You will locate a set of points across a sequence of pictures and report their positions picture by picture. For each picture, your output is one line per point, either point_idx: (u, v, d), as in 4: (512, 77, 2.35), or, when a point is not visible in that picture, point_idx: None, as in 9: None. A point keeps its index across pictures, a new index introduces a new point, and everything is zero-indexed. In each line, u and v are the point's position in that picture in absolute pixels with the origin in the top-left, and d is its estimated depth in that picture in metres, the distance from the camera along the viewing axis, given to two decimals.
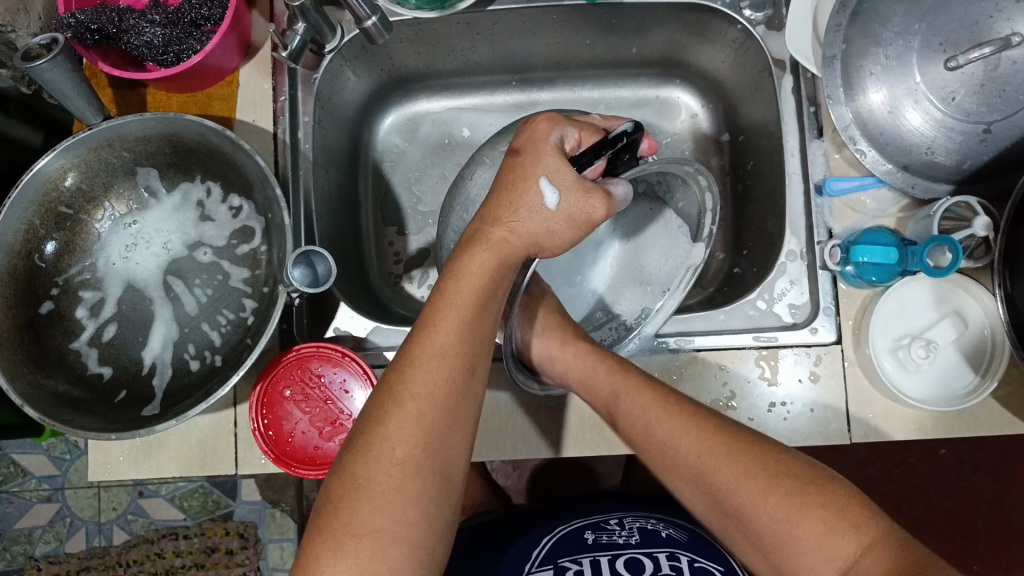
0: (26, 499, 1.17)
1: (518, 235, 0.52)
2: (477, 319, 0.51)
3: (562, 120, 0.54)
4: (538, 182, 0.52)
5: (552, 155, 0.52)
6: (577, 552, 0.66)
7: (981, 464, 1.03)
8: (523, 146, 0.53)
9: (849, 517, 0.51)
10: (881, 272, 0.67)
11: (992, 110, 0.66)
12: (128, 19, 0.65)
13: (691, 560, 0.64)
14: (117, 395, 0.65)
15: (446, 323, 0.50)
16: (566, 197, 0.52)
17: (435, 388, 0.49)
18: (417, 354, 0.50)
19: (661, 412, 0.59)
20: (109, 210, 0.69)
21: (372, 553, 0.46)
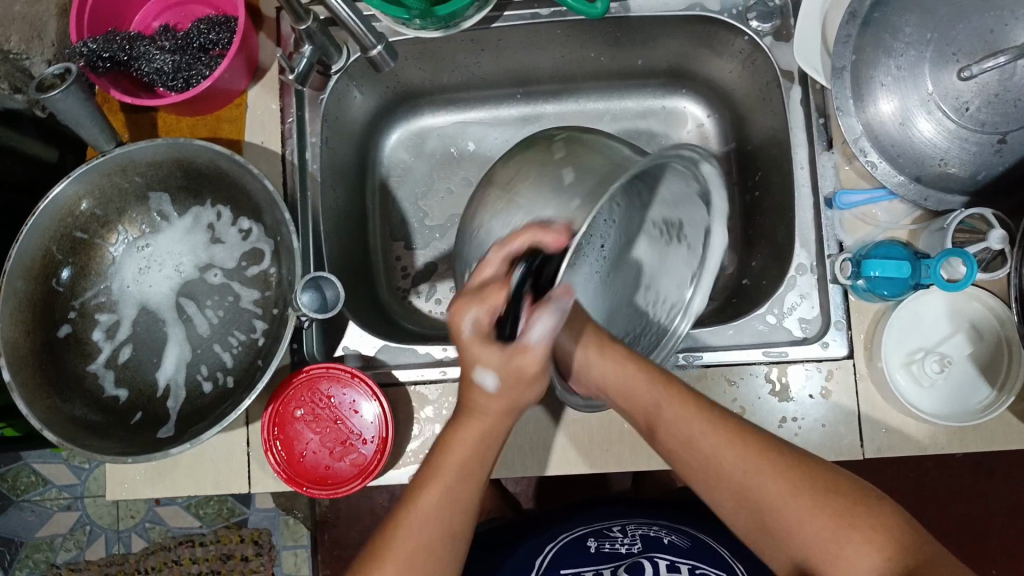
0: (46, 507, 1.19)
1: (484, 409, 0.53)
2: (470, 475, 0.54)
3: (474, 301, 0.50)
4: (479, 374, 0.51)
5: (483, 346, 0.50)
6: (581, 565, 0.69)
7: (997, 468, 1.02)
8: (458, 342, 0.51)
9: (887, 530, 0.52)
10: (893, 286, 0.67)
11: (1008, 119, 0.65)
12: (139, 46, 0.66)
13: (691, 569, 0.65)
14: (133, 417, 0.65)
15: (441, 479, 0.54)
16: (504, 373, 0.51)
17: (427, 535, 0.53)
18: (413, 508, 0.53)
19: (699, 417, 0.57)
20: (122, 234, 0.69)
21: None
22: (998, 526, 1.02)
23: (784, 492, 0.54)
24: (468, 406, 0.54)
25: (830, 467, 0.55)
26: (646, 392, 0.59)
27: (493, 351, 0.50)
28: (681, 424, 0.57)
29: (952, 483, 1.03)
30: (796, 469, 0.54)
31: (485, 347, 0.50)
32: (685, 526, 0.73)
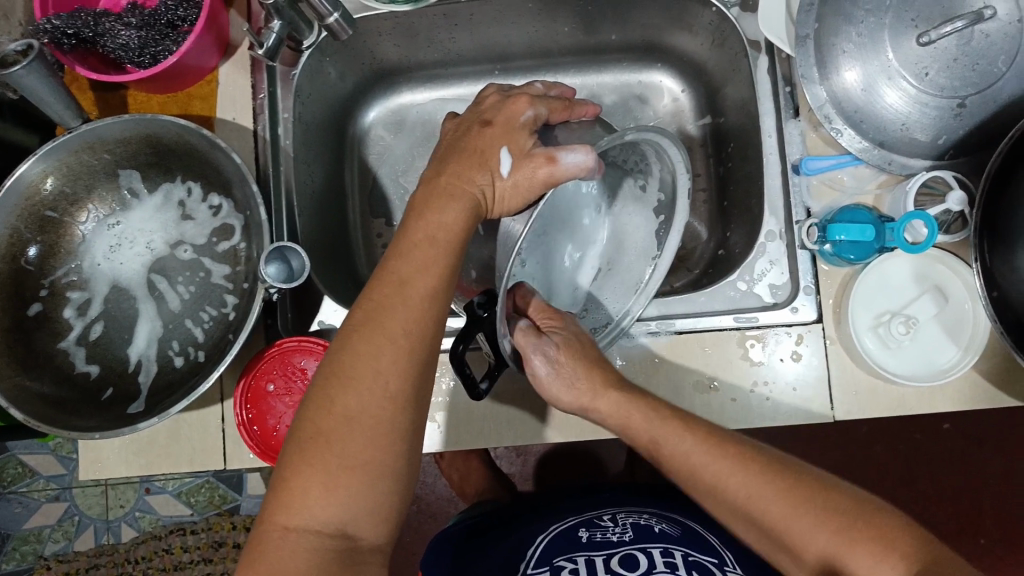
0: (35, 498, 1.19)
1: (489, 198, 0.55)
2: (440, 291, 0.52)
3: (534, 98, 0.58)
4: (500, 147, 0.55)
5: (520, 132, 0.56)
6: (572, 551, 0.60)
7: (984, 437, 1.04)
8: (494, 118, 0.57)
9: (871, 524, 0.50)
10: (860, 250, 0.68)
11: (967, 84, 0.66)
12: (104, 23, 0.66)
13: (685, 555, 0.57)
14: (103, 393, 0.66)
15: (405, 298, 0.50)
16: (517, 167, 0.54)
17: (395, 358, 0.49)
18: (377, 316, 0.50)
19: (691, 448, 0.56)
20: (92, 211, 0.70)
21: (358, 486, 0.47)
22: (985, 493, 1.03)
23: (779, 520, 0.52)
24: (469, 148, 0.56)
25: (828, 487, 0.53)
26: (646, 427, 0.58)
27: (527, 137, 0.56)
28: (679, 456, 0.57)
29: (938, 452, 1.04)
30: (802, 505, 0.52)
31: (519, 133, 0.56)
32: (675, 515, 0.66)
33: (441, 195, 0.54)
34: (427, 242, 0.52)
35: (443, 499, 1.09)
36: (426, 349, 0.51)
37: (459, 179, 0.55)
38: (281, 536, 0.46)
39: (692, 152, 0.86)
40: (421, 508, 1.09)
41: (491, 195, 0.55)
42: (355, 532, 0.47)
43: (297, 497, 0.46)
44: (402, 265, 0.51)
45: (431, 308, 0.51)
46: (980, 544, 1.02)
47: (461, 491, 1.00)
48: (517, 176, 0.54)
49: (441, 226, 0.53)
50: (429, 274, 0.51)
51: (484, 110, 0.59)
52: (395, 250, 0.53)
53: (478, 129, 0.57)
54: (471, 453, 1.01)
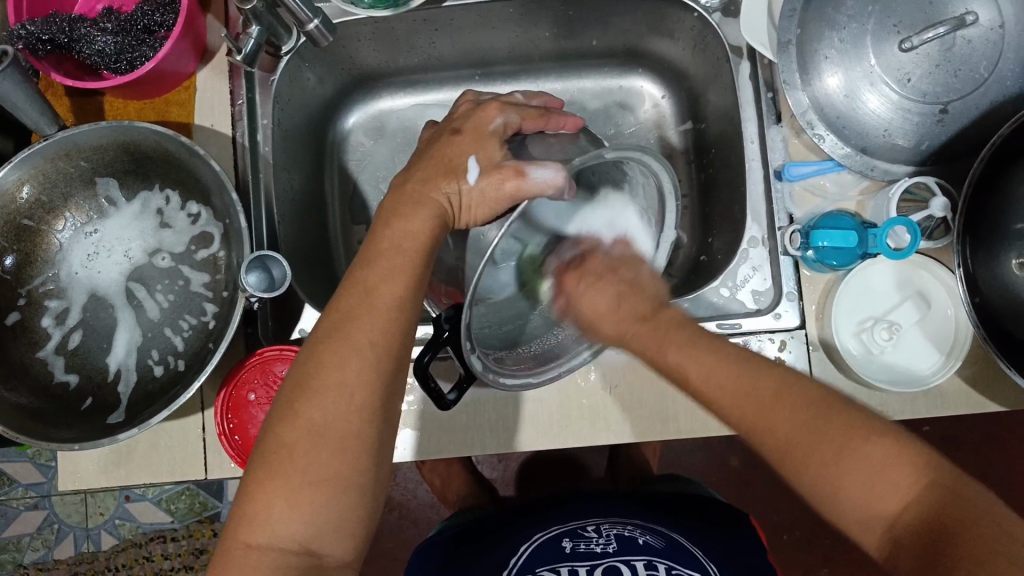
0: (13, 507, 1.17)
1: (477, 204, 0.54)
2: (408, 301, 0.51)
3: (506, 106, 0.59)
4: (470, 156, 0.56)
5: (489, 140, 0.57)
6: (556, 562, 0.61)
7: (963, 439, 1.05)
8: (463, 126, 0.58)
9: (904, 464, 0.45)
10: (842, 255, 0.68)
11: (949, 89, 0.66)
12: (80, 28, 0.65)
13: (668, 569, 0.58)
14: (83, 403, 0.65)
15: (372, 310, 0.50)
16: (485, 177, 0.54)
17: (363, 369, 0.48)
18: (343, 327, 0.49)
19: (696, 360, 0.53)
20: (69, 220, 0.69)
21: (324, 502, 0.46)
22: None
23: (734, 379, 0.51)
24: (436, 160, 0.56)
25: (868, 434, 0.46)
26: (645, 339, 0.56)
27: (496, 146, 0.56)
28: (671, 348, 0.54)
29: None
30: (814, 420, 0.48)
31: (489, 141, 0.57)
32: (659, 527, 0.66)
33: (408, 202, 0.54)
34: (393, 251, 0.52)
35: (426, 504, 1.09)
36: (394, 360, 0.50)
37: (425, 186, 0.55)
38: (244, 553, 0.45)
39: (674, 158, 0.85)
40: (404, 514, 1.09)
41: (457, 204, 0.54)
42: (319, 549, 0.47)
43: (261, 513, 0.46)
44: (368, 274, 0.51)
45: (397, 318, 0.50)
46: None
47: (443, 496, 1.00)
48: (482, 185, 0.54)
49: (407, 234, 0.53)
50: (397, 284, 0.51)
51: (455, 119, 0.60)
52: (363, 259, 0.52)
53: (449, 136, 0.58)
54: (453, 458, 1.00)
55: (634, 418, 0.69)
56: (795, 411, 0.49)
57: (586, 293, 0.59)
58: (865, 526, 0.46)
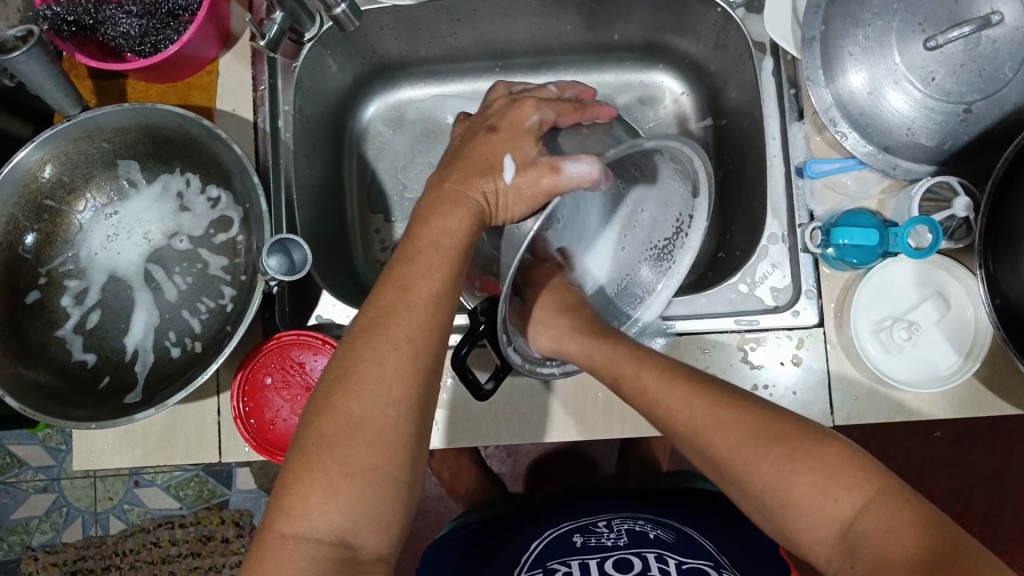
0: (23, 490, 1.18)
1: (502, 194, 0.53)
2: (445, 298, 0.51)
3: (541, 102, 0.57)
4: (505, 154, 0.54)
5: (525, 137, 0.55)
6: (566, 555, 0.60)
7: (977, 445, 1.04)
8: (499, 124, 0.56)
9: (847, 479, 0.47)
10: (863, 254, 0.67)
11: (974, 89, 0.65)
12: (105, 10, 0.65)
13: (680, 562, 0.57)
14: (100, 382, 0.65)
15: (411, 307, 0.50)
16: (521, 175, 0.53)
17: (403, 362, 0.48)
18: (383, 323, 0.49)
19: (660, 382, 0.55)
20: (90, 200, 0.69)
21: (361, 494, 0.46)
22: (976, 501, 1.04)
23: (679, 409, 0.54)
24: (472, 158, 0.55)
25: (824, 437, 0.49)
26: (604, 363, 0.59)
27: (531, 142, 0.55)
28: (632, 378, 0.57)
29: (932, 459, 1.04)
30: (773, 435, 0.50)
31: (525, 138, 0.55)
32: (669, 521, 0.66)
33: (445, 200, 0.54)
34: (430, 248, 0.52)
35: (433, 497, 1.09)
36: (430, 356, 0.50)
37: (462, 184, 0.54)
38: (280, 544, 0.45)
39: None
40: None
41: (495, 201, 0.54)
42: (355, 541, 0.46)
43: (298, 506, 0.45)
44: (407, 270, 0.51)
45: (436, 314, 0.50)
46: None
47: (451, 490, 1.00)
48: (519, 182, 0.53)
49: (445, 233, 0.52)
50: (432, 278, 0.51)
51: (490, 115, 0.58)
52: (401, 255, 0.52)
53: (484, 135, 0.56)
54: (463, 452, 1.00)
55: None
56: (750, 431, 0.51)
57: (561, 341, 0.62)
58: (820, 535, 0.48)
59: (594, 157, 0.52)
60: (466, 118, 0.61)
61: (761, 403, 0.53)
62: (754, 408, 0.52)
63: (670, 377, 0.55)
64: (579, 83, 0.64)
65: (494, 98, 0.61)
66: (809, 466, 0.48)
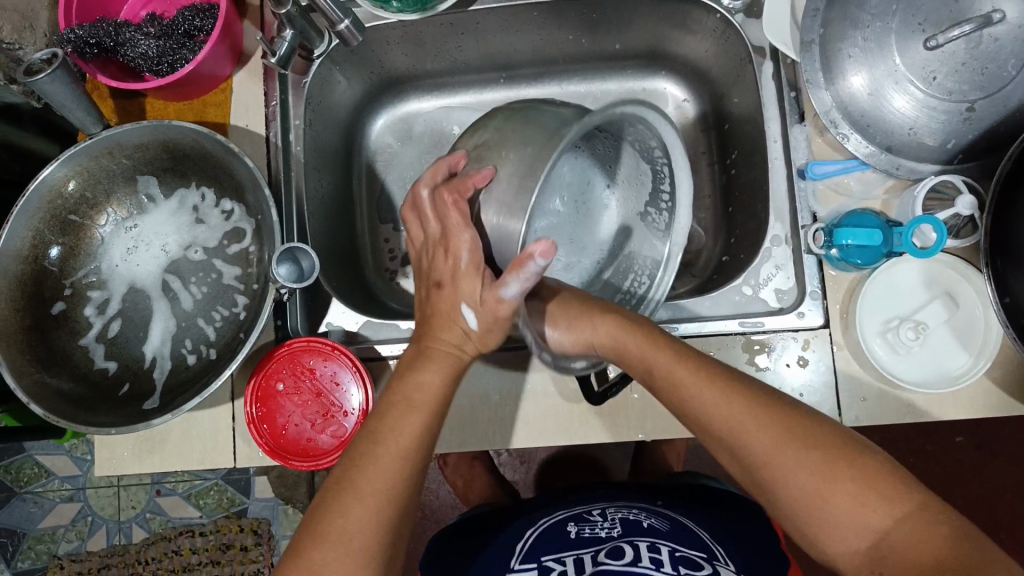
0: (49, 499, 1.20)
1: (475, 334, 0.54)
2: (412, 459, 0.52)
3: (457, 235, 0.53)
4: (461, 305, 0.54)
5: (467, 277, 0.53)
6: (560, 551, 0.60)
7: (994, 449, 1.03)
8: (441, 275, 0.54)
9: (885, 489, 0.46)
10: (867, 254, 0.67)
11: (975, 87, 0.65)
12: (124, 32, 0.68)
13: (672, 550, 0.57)
14: (120, 389, 0.67)
15: (374, 467, 0.50)
16: (480, 312, 0.53)
17: (368, 517, 0.49)
18: (351, 480, 0.50)
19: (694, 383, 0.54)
20: (110, 214, 0.72)
21: None
22: (995, 506, 1.02)
23: (715, 410, 0.53)
24: (436, 317, 0.55)
25: (860, 447, 0.49)
26: (636, 347, 0.57)
27: (475, 281, 0.53)
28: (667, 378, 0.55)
29: (948, 464, 1.03)
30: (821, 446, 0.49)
31: (466, 279, 0.53)
32: (665, 511, 0.66)
33: (434, 353, 0.55)
34: (402, 403, 0.53)
35: (447, 505, 1.09)
36: (396, 510, 0.50)
37: (434, 337, 0.55)
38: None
39: (697, 159, 0.86)
40: (426, 514, 1.09)
41: (476, 336, 0.55)
42: None
43: None
44: (379, 427, 0.52)
45: (405, 472, 0.51)
46: None
47: (465, 497, 1.00)
48: (484, 319, 0.53)
49: (418, 386, 0.54)
50: (404, 437, 0.52)
51: (427, 259, 0.56)
52: (377, 410, 0.54)
53: (435, 291, 0.55)
54: (475, 460, 1.01)
55: (657, 415, 0.69)
56: (788, 436, 0.50)
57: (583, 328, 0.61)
58: (848, 543, 0.47)
59: (518, 272, 0.49)
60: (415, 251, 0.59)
61: (794, 405, 0.52)
62: (795, 414, 0.51)
63: (710, 376, 0.54)
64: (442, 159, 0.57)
65: (415, 240, 0.58)
66: (843, 478, 0.47)
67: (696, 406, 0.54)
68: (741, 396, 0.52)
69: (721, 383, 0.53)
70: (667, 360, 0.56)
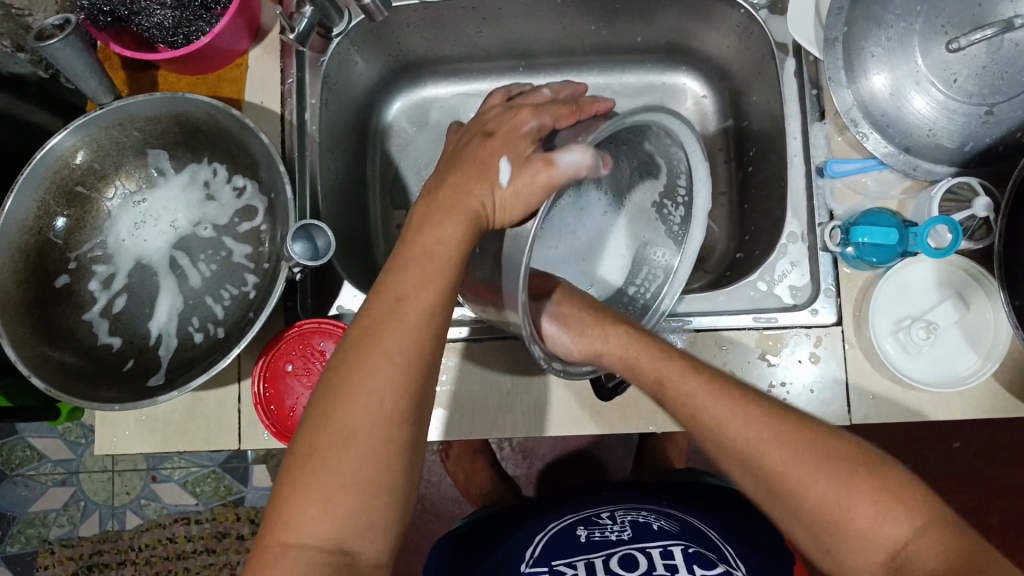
0: (42, 482, 1.19)
1: (492, 210, 0.52)
2: (435, 317, 0.51)
3: (537, 107, 0.56)
4: (500, 158, 0.53)
5: (520, 139, 0.54)
6: (572, 555, 0.59)
7: (997, 457, 1.03)
8: (495, 129, 0.55)
9: (906, 500, 0.48)
10: (882, 252, 0.67)
11: (995, 91, 0.65)
12: (139, 2, 0.66)
13: (684, 550, 0.57)
14: (124, 365, 0.67)
15: (395, 325, 0.50)
16: (516, 176, 0.52)
17: (392, 377, 0.48)
18: (374, 334, 0.49)
19: (710, 402, 0.55)
20: (119, 187, 0.71)
21: (351, 506, 0.46)
22: (996, 514, 1.02)
23: (733, 427, 0.53)
24: (469, 163, 0.54)
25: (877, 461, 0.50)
26: (650, 364, 0.59)
27: (526, 146, 0.53)
28: (682, 395, 0.56)
29: (950, 471, 1.03)
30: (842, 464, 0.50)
31: (519, 142, 0.54)
32: (673, 511, 0.66)
33: (441, 210, 0.53)
34: (423, 258, 0.51)
35: (448, 498, 1.09)
36: (422, 367, 0.50)
37: (458, 191, 0.53)
38: (280, 553, 0.45)
39: (713, 155, 0.86)
40: (425, 507, 1.09)
41: (490, 206, 0.52)
42: (353, 547, 0.46)
43: (290, 519, 0.46)
44: (399, 281, 0.51)
45: (427, 327, 0.50)
46: None
47: (466, 490, 1.00)
48: (517, 184, 0.52)
49: (439, 240, 0.52)
50: (427, 290, 0.51)
51: (487, 120, 0.57)
52: (391, 266, 0.52)
53: (481, 140, 0.55)
54: (478, 453, 1.00)
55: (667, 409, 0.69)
56: (808, 450, 0.50)
57: (597, 340, 0.61)
58: (866, 555, 0.48)
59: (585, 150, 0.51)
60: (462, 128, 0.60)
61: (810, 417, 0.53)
62: (813, 430, 0.52)
63: (728, 392, 0.55)
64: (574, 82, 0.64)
65: (490, 104, 0.60)
66: (861, 493, 0.48)
67: (713, 422, 0.54)
68: (760, 414, 0.53)
69: (739, 401, 0.54)
70: (683, 379, 0.56)
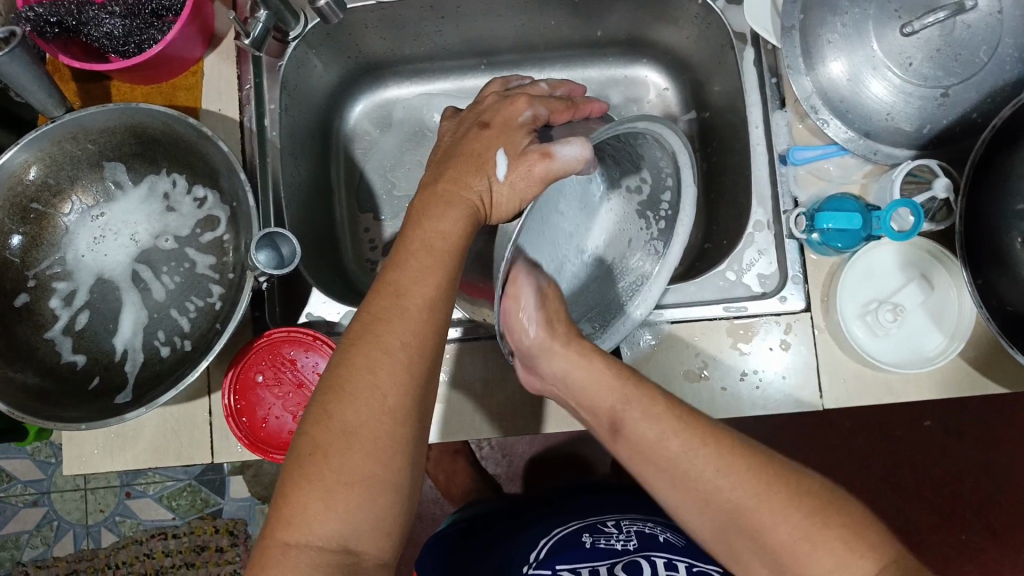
0: (12, 504, 1.16)
1: (490, 203, 0.52)
2: (436, 311, 0.50)
3: (533, 98, 0.56)
4: (497, 149, 0.53)
5: (516, 130, 0.54)
6: (575, 560, 0.59)
7: (965, 432, 1.05)
8: (492, 119, 0.55)
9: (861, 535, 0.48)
10: (847, 238, 0.68)
11: (949, 73, 0.66)
12: (88, 11, 0.65)
13: (688, 566, 0.57)
14: (90, 383, 0.65)
15: (394, 321, 0.49)
16: (512, 168, 0.52)
17: (397, 376, 0.48)
18: (377, 331, 0.49)
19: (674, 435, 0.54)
20: (75, 203, 0.69)
21: (360, 501, 0.46)
22: (967, 487, 1.04)
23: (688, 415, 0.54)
24: (465, 156, 0.53)
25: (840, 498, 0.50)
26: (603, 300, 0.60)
27: (523, 137, 0.53)
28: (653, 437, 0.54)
29: (919, 447, 1.05)
30: (791, 498, 0.50)
31: (516, 132, 0.54)
32: (678, 524, 0.66)
33: (439, 202, 0.52)
34: (423, 251, 0.51)
35: (430, 500, 1.08)
36: (427, 359, 0.49)
37: (456, 185, 0.52)
38: (281, 553, 0.44)
39: None
40: None
41: (488, 200, 0.52)
42: (358, 548, 0.46)
43: (297, 515, 0.45)
44: (399, 276, 0.50)
45: (428, 321, 0.49)
46: (960, 538, 1.04)
47: (446, 491, 0.99)
48: (513, 177, 0.51)
49: (438, 234, 0.51)
50: (427, 282, 0.50)
51: (482, 111, 0.57)
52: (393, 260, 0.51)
53: (477, 131, 0.55)
54: (457, 453, 1.00)
55: None
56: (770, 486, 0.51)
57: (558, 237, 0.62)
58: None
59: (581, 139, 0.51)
60: (455, 115, 0.60)
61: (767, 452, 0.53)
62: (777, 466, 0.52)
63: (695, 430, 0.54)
64: (570, 81, 0.64)
65: (489, 92, 0.60)
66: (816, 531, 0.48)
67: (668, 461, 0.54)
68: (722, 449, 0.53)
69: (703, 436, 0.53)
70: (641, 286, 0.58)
